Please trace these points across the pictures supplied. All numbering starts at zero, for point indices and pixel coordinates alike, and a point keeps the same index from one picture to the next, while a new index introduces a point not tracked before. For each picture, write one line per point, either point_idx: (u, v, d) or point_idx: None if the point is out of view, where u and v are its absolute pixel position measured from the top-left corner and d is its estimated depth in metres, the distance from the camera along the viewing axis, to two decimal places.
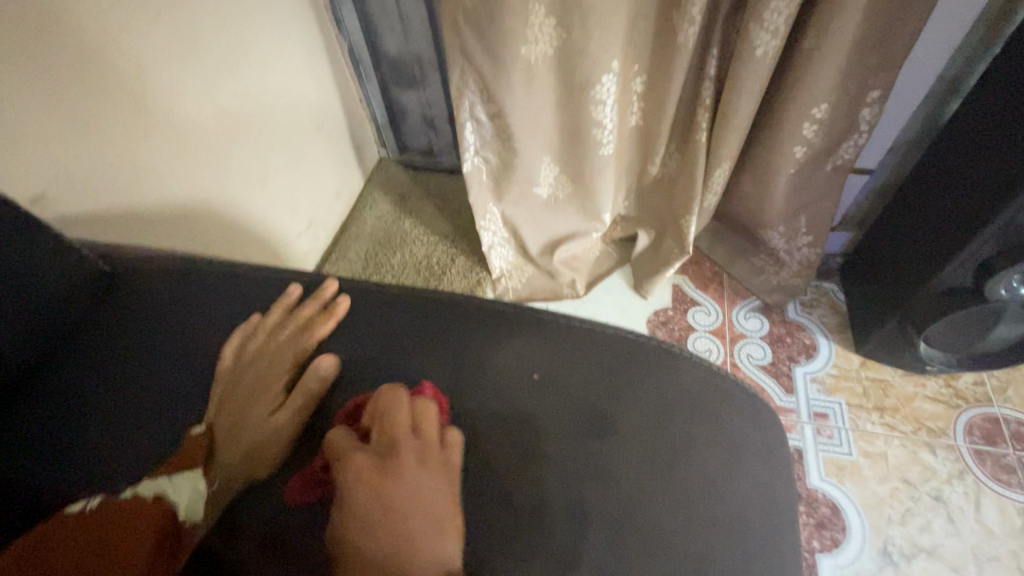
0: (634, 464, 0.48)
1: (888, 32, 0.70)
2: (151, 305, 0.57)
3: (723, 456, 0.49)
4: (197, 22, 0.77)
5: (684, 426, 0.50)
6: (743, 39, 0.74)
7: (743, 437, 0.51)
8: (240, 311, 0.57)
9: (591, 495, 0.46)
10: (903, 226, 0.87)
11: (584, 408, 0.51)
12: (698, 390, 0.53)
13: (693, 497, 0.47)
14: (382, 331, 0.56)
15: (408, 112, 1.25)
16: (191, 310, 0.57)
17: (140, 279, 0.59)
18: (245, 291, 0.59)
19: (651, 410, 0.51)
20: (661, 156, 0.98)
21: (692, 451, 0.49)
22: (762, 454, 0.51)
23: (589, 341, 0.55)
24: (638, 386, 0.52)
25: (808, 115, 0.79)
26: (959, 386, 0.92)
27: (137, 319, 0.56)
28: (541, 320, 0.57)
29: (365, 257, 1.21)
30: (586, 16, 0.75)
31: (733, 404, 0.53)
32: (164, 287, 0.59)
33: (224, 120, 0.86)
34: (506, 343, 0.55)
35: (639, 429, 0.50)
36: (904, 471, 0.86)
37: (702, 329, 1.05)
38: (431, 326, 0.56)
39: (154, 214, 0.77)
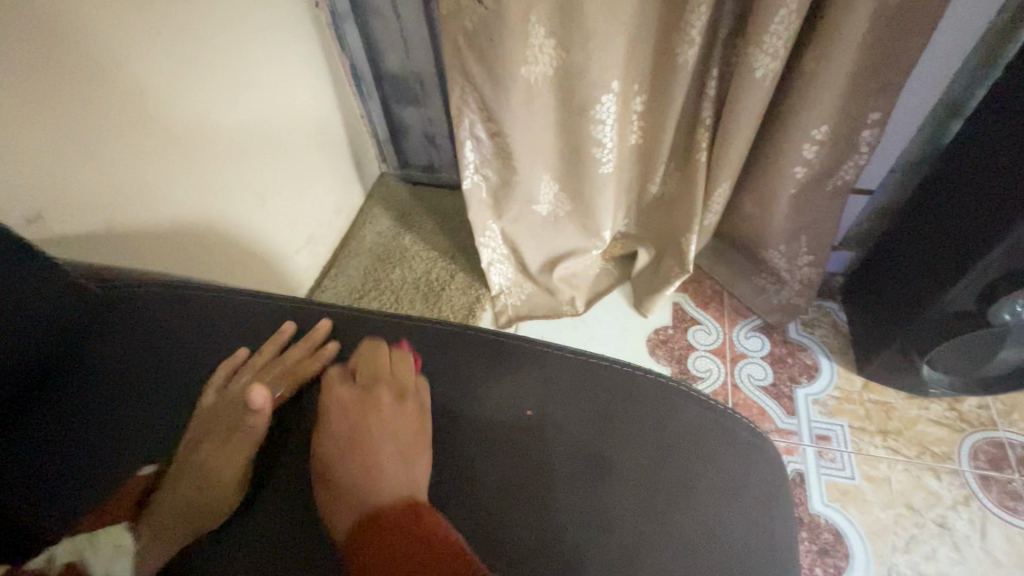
0: (632, 508, 0.47)
1: (888, 56, 0.70)
2: (149, 329, 0.57)
3: (721, 497, 0.49)
4: (197, 43, 0.78)
5: (684, 469, 0.49)
6: (743, 61, 0.74)
7: (745, 478, 0.50)
8: (233, 337, 0.58)
9: (589, 541, 0.46)
10: (904, 250, 0.86)
11: (582, 450, 0.50)
12: (698, 426, 0.52)
13: (688, 538, 0.46)
14: (378, 358, 0.56)
15: (409, 128, 1.25)
16: (186, 335, 0.57)
17: (136, 299, 0.58)
18: (240, 316, 0.59)
19: (650, 452, 0.50)
20: (661, 174, 0.98)
21: (692, 495, 0.48)
22: (764, 495, 0.50)
23: (588, 373, 0.55)
24: (635, 420, 0.52)
25: (808, 137, 0.79)
26: (963, 409, 0.91)
27: (134, 342, 0.56)
28: (539, 350, 0.57)
29: (363, 272, 1.20)
30: (586, 38, 0.75)
31: (733, 442, 0.52)
32: (162, 309, 0.58)
33: (223, 140, 0.86)
34: (505, 376, 0.54)
35: (636, 467, 0.49)
36: (909, 496, 0.84)
37: (703, 348, 1.04)
38: (431, 356, 0.57)
39: (151, 234, 0.77)
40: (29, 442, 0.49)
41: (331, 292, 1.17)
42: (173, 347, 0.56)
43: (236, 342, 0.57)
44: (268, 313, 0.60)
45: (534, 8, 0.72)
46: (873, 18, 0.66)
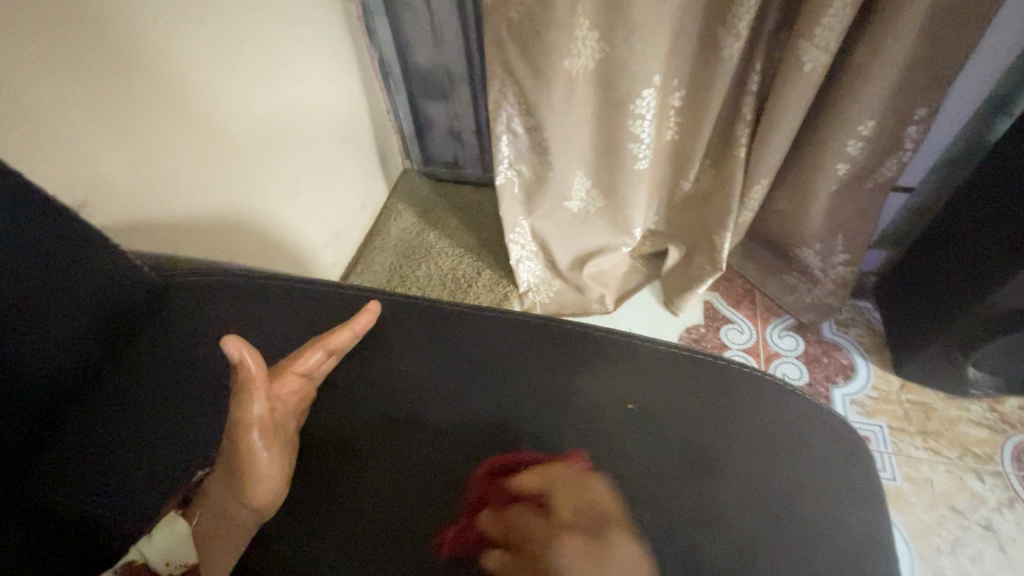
0: (742, 505, 0.47)
1: (940, 50, 0.69)
2: (200, 313, 0.59)
3: (827, 487, 0.49)
4: (238, 31, 0.77)
5: (786, 464, 0.49)
6: (791, 55, 0.73)
7: (843, 473, 0.50)
8: (289, 321, 0.59)
9: (703, 542, 0.45)
10: (945, 247, 0.85)
11: (683, 444, 0.50)
12: (793, 418, 0.52)
13: (799, 533, 0.46)
14: (441, 349, 0.56)
15: (434, 124, 1.24)
16: (240, 319, 0.59)
17: (187, 285, 0.61)
18: (294, 303, 0.60)
19: (751, 447, 0.50)
20: (696, 171, 0.97)
21: (797, 492, 0.48)
22: (863, 490, 0.50)
23: (679, 368, 0.54)
24: (734, 415, 0.51)
25: (853, 132, 0.78)
26: (1004, 411, 0.90)
27: (188, 326, 0.58)
28: (607, 340, 0.56)
29: (390, 268, 1.19)
30: (631, 31, 0.74)
31: (828, 432, 0.52)
32: (210, 293, 0.60)
33: (258, 130, 0.85)
34: (583, 369, 0.54)
35: (742, 464, 0.49)
36: (952, 498, 0.83)
37: (736, 347, 1.03)
38: (491, 347, 0.56)
39: (190, 223, 0.76)
40: (94, 419, 0.52)
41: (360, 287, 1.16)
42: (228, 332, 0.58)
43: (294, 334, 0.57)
44: (321, 299, 0.61)
45: None
46: (929, 10, 0.65)
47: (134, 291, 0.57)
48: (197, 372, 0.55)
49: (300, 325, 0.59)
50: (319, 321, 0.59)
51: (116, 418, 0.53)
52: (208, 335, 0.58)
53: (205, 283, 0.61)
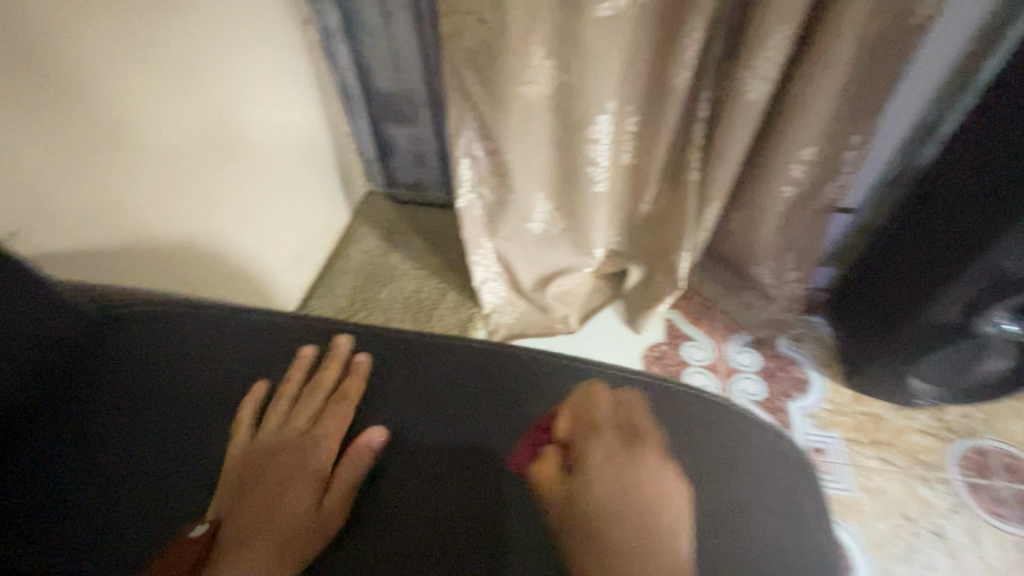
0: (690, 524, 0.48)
1: (871, 80, 0.74)
2: (157, 347, 0.58)
3: (773, 512, 0.50)
4: (191, 53, 0.76)
5: (731, 480, 0.50)
6: (735, 85, 0.77)
7: (789, 488, 0.51)
8: (255, 355, 0.59)
9: None
10: (886, 263, 0.90)
11: None
12: (742, 442, 0.53)
13: (747, 549, 0.47)
14: (402, 379, 0.58)
15: (398, 147, 1.24)
16: (203, 354, 0.58)
17: (143, 321, 0.60)
18: (247, 331, 0.60)
19: (697, 465, 0.51)
20: (653, 193, 1.00)
21: (743, 508, 0.49)
22: (809, 503, 0.52)
23: (625, 389, 0.56)
24: (680, 435, 0.52)
25: (796, 157, 0.82)
26: (947, 419, 0.94)
27: (146, 361, 0.57)
28: (554, 367, 0.59)
29: (351, 291, 1.17)
30: (584, 60, 0.76)
31: (778, 456, 0.53)
32: (169, 329, 0.59)
33: (213, 152, 0.83)
34: (530, 393, 0.56)
35: (688, 482, 0.50)
36: (904, 506, 0.86)
37: (697, 364, 1.05)
38: (445, 376, 0.58)
39: (137, 250, 0.74)
40: (34, 456, 0.51)
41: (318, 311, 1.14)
42: (190, 365, 0.57)
43: (253, 365, 0.58)
44: (283, 335, 0.61)
45: (534, 28, 0.73)
46: (857, 46, 0.70)
47: (74, 323, 0.57)
48: (155, 408, 0.54)
49: (267, 360, 0.59)
50: (273, 350, 0.60)
51: (55, 453, 0.51)
52: (167, 370, 0.57)
53: (149, 313, 0.61)
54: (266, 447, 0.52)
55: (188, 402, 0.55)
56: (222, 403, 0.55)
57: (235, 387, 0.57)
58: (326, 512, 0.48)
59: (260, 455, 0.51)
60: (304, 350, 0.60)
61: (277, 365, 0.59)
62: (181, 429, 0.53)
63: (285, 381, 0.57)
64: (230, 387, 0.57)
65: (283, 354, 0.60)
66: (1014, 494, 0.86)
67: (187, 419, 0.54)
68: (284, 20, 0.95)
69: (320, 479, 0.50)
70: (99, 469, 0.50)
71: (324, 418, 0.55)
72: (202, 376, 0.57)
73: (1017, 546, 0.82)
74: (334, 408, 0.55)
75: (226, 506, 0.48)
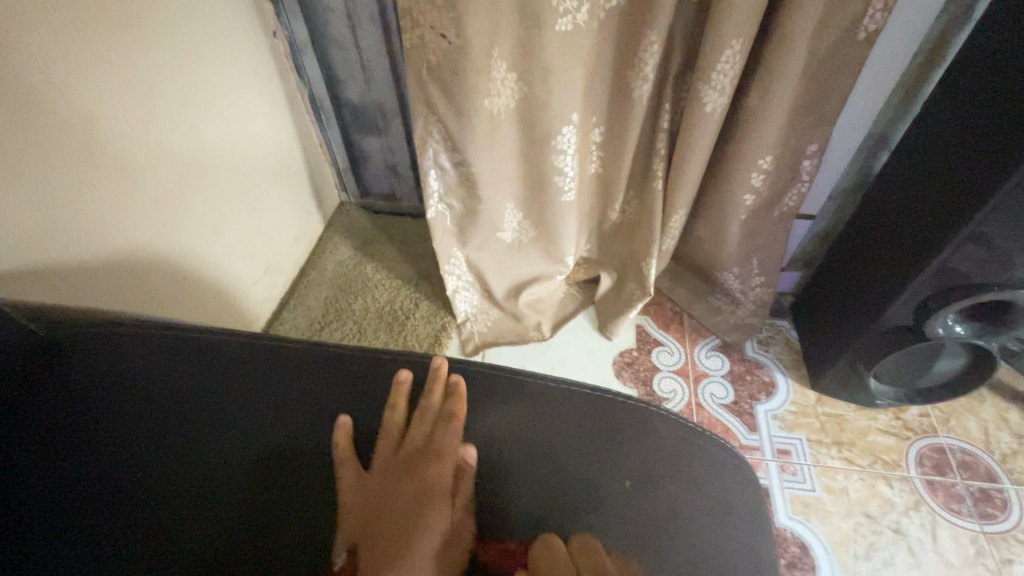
0: (625, 539, 0.49)
1: (822, 93, 0.76)
2: (112, 372, 0.53)
3: (703, 521, 0.52)
4: (154, 68, 0.76)
5: (670, 492, 0.52)
6: (693, 97, 0.79)
7: (724, 495, 0.54)
8: (222, 375, 0.53)
9: None
10: (846, 268, 0.93)
11: (570, 485, 0.51)
12: (684, 451, 0.54)
13: (679, 559, 0.49)
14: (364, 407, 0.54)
15: (371, 158, 1.25)
16: (166, 377, 0.53)
17: (88, 340, 0.54)
18: (204, 356, 0.54)
19: (637, 479, 0.52)
20: (620, 202, 1.01)
21: (678, 519, 0.51)
22: (743, 507, 0.54)
23: (572, 403, 0.55)
24: (623, 451, 0.52)
25: (755, 166, 0.84)
26: (907, 418, 0.97)
27: (103, 387, 0.52)
28: (507, 381, 0.56)
29: (324, 302, 1.17)
30: (546, 73, 0.78)
31: (716, 465, 0.55)
32: (122, 348, 0.54)
33: (179, 167, 0.83)
34: (478, 411, 0.54)
35: (626, 499, 0.51)
36: (865, 504, 0.88)
37: (667, 369, 1.07)
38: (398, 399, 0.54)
39: (98, 267, 0.73)
40: None
41: (290, 324, 1.13)
42: (154, 392, 0.52)
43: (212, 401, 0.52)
44: (250, 351, 0.55)
45: (495, 43, 0.75)
46: (806, 59, 0.72)
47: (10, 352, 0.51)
48: (125, 440, 0.51)
49: (235, 383, 0.53)
50: (233, 379, 0.53)
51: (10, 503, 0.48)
52: (130, 398, 0.52)
53: (93, 335, 0.54)
54: (383, 480, 0.50)
55: (159, 433, 0.51)
56: (196, 431, 0.52)
57: (205, 412, 0.52)
58: (457, 529, 0.49)
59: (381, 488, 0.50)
60: (403, 372, 0.54)
61: (250, 388, 0.53)
62: (158, 460, 0.51)
63: (388, 406, 0.54)
64: (202, 414, 0.52)
65: (242, 383, 0.53)
66: (969, 490, 0.89)
67: (165, 451, 0.51)
68: (251, 33, 0.95)
69: (448, 499, 0.50)
70: (82, 505, 0.49)
71: (432, 437, 0.52)
72: (169, 404, 0.52)
73: (973, 541, 0.85)
74: (447, 429, 0.53)
75: (361, 536, 0.47)
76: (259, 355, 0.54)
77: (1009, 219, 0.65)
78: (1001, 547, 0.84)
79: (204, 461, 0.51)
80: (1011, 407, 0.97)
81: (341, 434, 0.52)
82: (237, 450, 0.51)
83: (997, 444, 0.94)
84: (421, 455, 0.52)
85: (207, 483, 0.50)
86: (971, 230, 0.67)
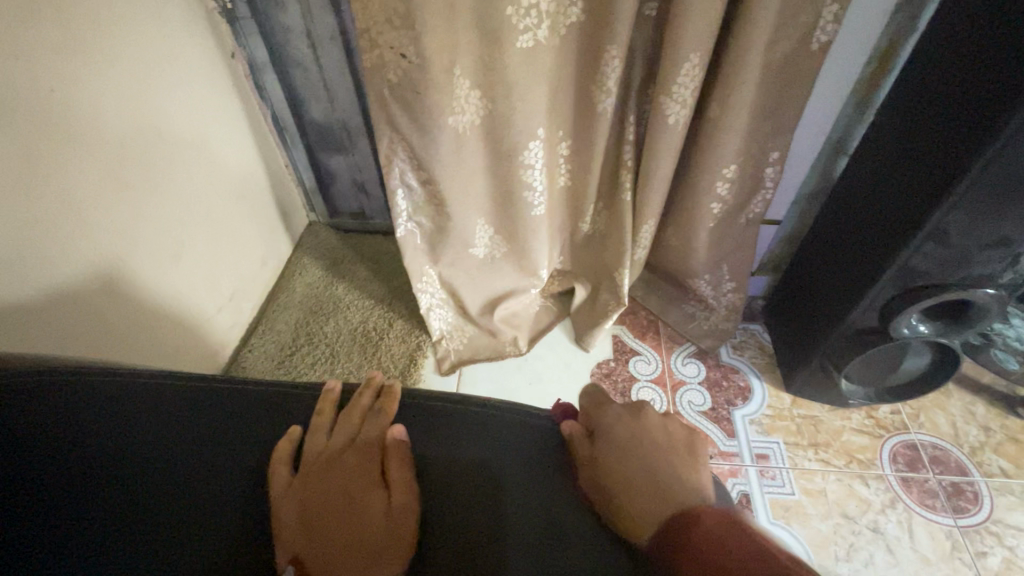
0: None
1: (780, 102, 0.78)
2: (79, 415, 0.45)
3: None
4: (98, 91, 0.72)
5: None
6: (656, 110, 0.79)
7: None
8: (208, 417, 0.48)
9: None
10: (815, 271, 0.94)
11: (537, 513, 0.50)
12: None
13: None
14: (286, 411, 0.51)
15: (338, 176, 1.23)
16: (144, 420, 0.46)
17: (55, 379, 0.46)
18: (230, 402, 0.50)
19: None
20: (591, 214, 1.01)
21: None
22: None
23: None
24: None
25: (719, 175, 0.86)
26: (879, 416, 0.99)
27: (64, 432, 0.44)
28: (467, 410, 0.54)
29: (295, 326, 1.15)
30: (509, 90, 0.77)
31: None
32: (93, 390, 0.47)
33: (130, 193, 0.79)
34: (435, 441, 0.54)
35: None
36: (844, 505, 0.89)
37: (644, 378, 1.07)
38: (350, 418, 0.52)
39: (49, 305, 0.69)
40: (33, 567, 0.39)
41: (259, 350, 1.10)
42: (126, 436, 0.45)
43: (247, 437, 0.48)
44: (239, 396, 0.51)
45: (456, 61, 0.74)
46: (762, 71, 0.74)
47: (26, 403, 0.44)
48: (87, 492, 0.42)
49: (226, 424, 0.49)
50: (263, 419, 0.50)
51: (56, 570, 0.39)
52: (98, 443, 0.44)
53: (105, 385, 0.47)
54: (322, 474, 0.46)
55: (129, 482, 0.43)
56: (172, 480, 0.45)
57: (186, 458, 0.46)
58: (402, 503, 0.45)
59: (315, 481, 0.45)
60: (329, 383, 0.54)
61: (239, 429, 0.49)
62: (120, 515, 0.42)
63: (315, 414, 0.51)
64: (182, 460, 0.46)
65: (249, 416, 0.50)
66: (942, 485, 0.90)
67: (132, 503, 0.43)
68: (208, 56, 0.92)
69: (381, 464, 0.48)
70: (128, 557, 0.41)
71: (361, 432, 0.50)
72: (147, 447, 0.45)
73: (948, 535, 0.86)
74: (371, 420, 0.51)
75: (304, 536, 0.42)
76: (259, 399, 0.51)
77: (962, 218, 0.67)
78: (976, 540, 0.85)
79: (179, 514, 0.43)
80: (976, 400, 1.00)
81: (272, 446, 0.48)
82: (216, 501, 0.45)
83: (966, 437, 0.96)
84: (353, 447, 0.49)
85: (178, 542, 0.42)
86: (928, 232, 0.69)
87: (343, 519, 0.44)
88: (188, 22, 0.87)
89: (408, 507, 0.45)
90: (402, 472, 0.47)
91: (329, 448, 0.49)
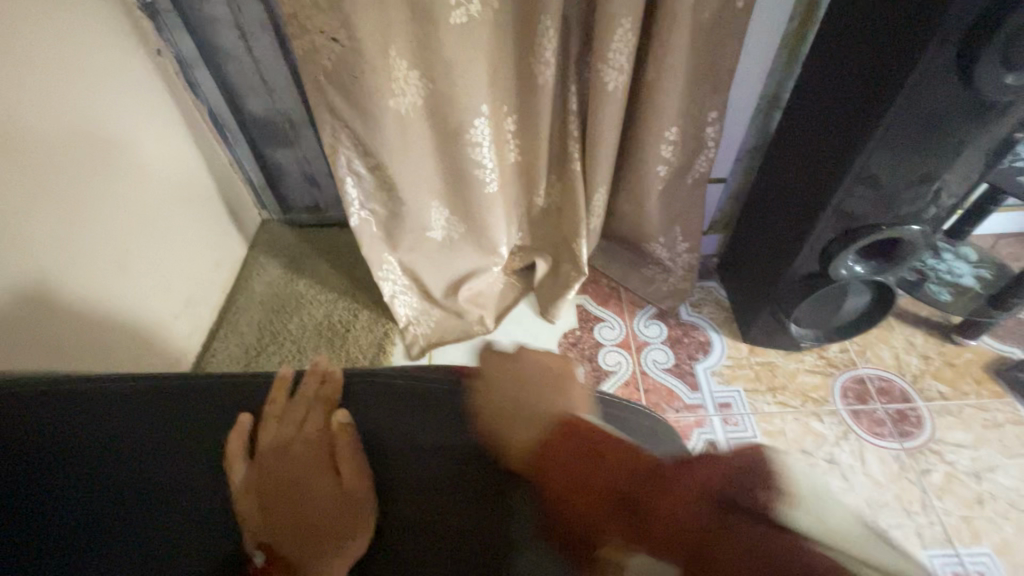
0: None
1: (712, 61, 0.80)
2: (58, 429, 0.45)
3: None
4: (24, 102, 0.69)
5: None
6: (595, 78, 0.80)
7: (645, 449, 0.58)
8: (169, 409, 0.48)
9: None
10: (761, 223, 0.98)
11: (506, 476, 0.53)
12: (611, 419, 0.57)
13: None
14: (234, 398, 0.51)
15: (286, 170, 1.20)
16: (101, 424, 0.46)
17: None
18: (190, 397, 0.49)
19: None
20: (544, 187, 1.02)
21: None
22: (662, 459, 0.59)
23: None
24: None
25: (663, 138, 0.88)
26: (829, 356, 1.05)
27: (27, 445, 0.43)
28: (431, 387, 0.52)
29: (258, 326, 1.13)
30: (448, 69, 0.77)
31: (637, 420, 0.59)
32: (53, 404, 0.46)
33: (65, 205, 0.76)
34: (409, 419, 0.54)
35: None
36: (801, 441, 0.95)
37: (610, 343, 1.10)
38: (298, 409, 0.51)
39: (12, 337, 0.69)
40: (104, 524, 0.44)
41: (223, 354, 1.08)
42: (105, 440, 0.46)
43: (209, 435, 0.48)
44: (210, 388, 0.50)
45: (391, 42, 0.73)
46: (693, 31, 0.75)
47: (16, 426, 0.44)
48: (64, 496, 0.44)
49: (193, 412, 0.49)
50: (222, 412, 0.50)
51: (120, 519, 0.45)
52: (61, 450, 0.44)
53: (71, 396, 0.46)
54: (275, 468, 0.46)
55: (94, 485, 0.45)
56: (127, 489, 0.45)
57: (154, 451, 0.47)
58: (358, 491, 0.46)
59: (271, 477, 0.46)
60: (281, 370, 0.53)
61: (204, 414, 0.49)
62: (73, 521, 0.43)
63: (267, 402, 0.51)
64: (141, 468, 0.46)
65: (210, 414, 0.49)
66: (888, 413, 0.97)
67: (97, 506, 0.45)
68: (132, 50, 0.88)
69: (325, 448, 0.48)
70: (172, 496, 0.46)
71: (309, 421, 0.49)
72: (116, 445, 0.46)
73: (896, 458, 0.93)
74: (316, 410, 0.50)
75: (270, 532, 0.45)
76: (215, 394, 0.50)
77: (885, 158, 0.71)
78: (920, 460, 0.92)
79: (155, 508, 0.46)
80: (916, 331, 1.07)
81: (224, 442, 0.48)
82: (178, 510, 0.46)
83: (908, 366, 1.03)
84: (300, 442, 0.48)
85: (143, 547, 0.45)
86: (854, 174, 0.73)
87: (301, 512, 0.45)
88: (106, 17, 0.82)
89: (365, 492, 0.46)
90: (354, 456, 0.47)
91: (280, 438, 0.49)
